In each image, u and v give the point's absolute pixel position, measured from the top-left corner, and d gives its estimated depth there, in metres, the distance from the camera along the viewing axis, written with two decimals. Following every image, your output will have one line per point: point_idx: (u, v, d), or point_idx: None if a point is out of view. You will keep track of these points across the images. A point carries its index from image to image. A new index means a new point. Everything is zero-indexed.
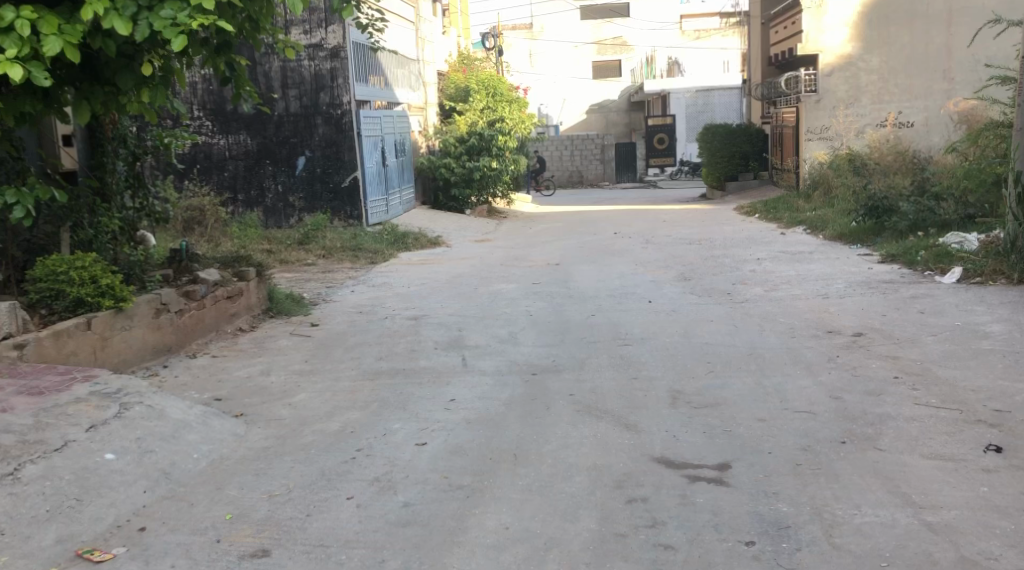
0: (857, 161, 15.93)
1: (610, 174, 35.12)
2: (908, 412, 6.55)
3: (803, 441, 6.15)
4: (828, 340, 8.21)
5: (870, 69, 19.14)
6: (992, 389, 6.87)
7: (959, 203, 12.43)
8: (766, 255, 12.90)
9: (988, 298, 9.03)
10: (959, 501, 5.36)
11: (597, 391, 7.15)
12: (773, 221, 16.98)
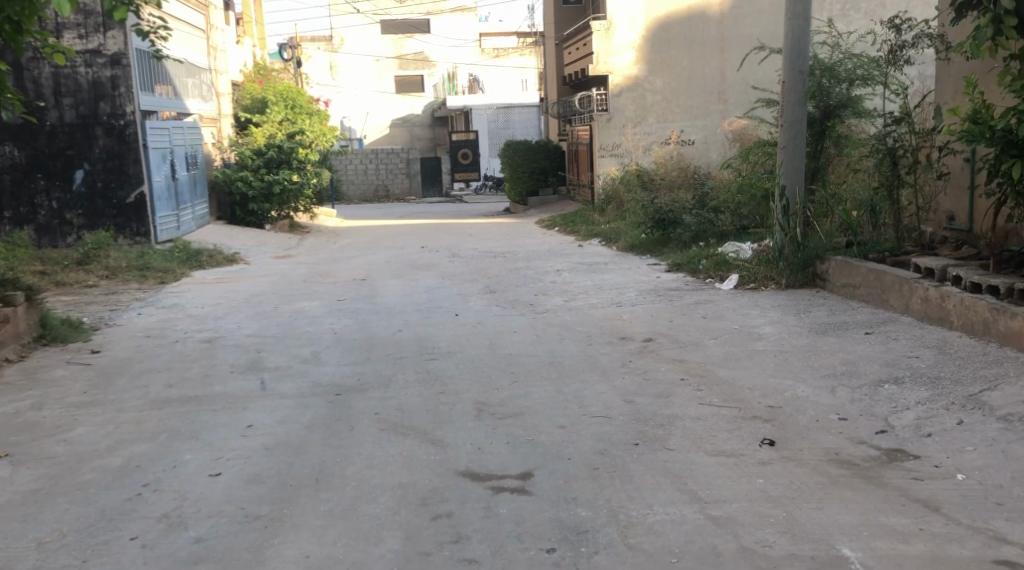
0: (645, 177, 16.88)
1: (418, 190, 35.72)
2: (694, 412, 7.17)
3: (600, 445, 6.63)
4: (622, 347, 8.81)
5: (654, 90, 20.31)
6: (767, 387, 7.58)
7: (736, 216, 13.45)
8: (564, 266, 13.56)
9: (761, 302, 9.88)
10: (739, 495, 5.94)
11: (402, 408, 7.41)
12: (571, 234, 17.77)
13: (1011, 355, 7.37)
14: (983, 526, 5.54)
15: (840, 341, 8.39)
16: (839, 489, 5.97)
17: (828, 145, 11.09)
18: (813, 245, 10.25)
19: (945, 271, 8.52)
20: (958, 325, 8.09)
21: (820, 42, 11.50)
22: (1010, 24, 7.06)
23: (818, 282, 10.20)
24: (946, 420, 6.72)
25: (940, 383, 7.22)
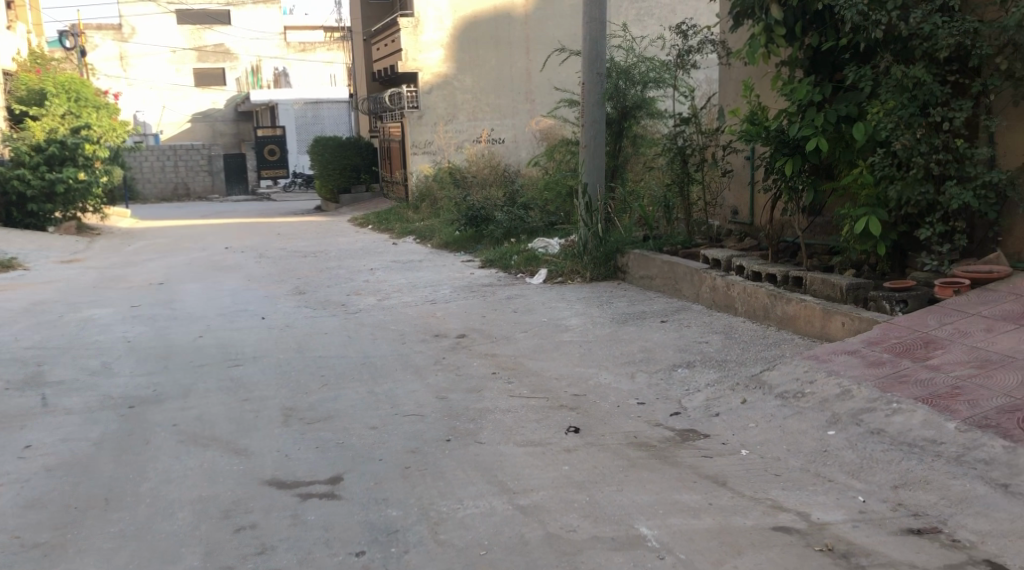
0: (456, 174, 17.12)
1: (220, 187, 35.02)
2: (505, 404, 7.22)
3: (411, 443, 6.54)
4: (434, 344, 8.94)
5: (464, 88, 20.60)
6: (571, 376, 7.82)
7: (543, 211, 13.93)
8: (378, 265, 13.70)
9: (568, 295, 10.29)
10: (546, 482, 5.93)
11: (202, 418, 7.18)
12: (384, 231, 17.90)
13: (788, 337, 7.92)
14: (764, 496, 5.67)
15: (639, 329, 8.82)
16: (637, 470, 6.03)
17: (625, 145, 11.67)
18: (614, 239, 10.79)
19: (730, 261, 9.11)
20: (743, 311, 8.67)
21: (616, 45, 12.08)
22: (778, 33, 7.85)
23: (619, 275, 10.78)
24: (731, 400, 6.99)
25: (727, 365, 7.61)
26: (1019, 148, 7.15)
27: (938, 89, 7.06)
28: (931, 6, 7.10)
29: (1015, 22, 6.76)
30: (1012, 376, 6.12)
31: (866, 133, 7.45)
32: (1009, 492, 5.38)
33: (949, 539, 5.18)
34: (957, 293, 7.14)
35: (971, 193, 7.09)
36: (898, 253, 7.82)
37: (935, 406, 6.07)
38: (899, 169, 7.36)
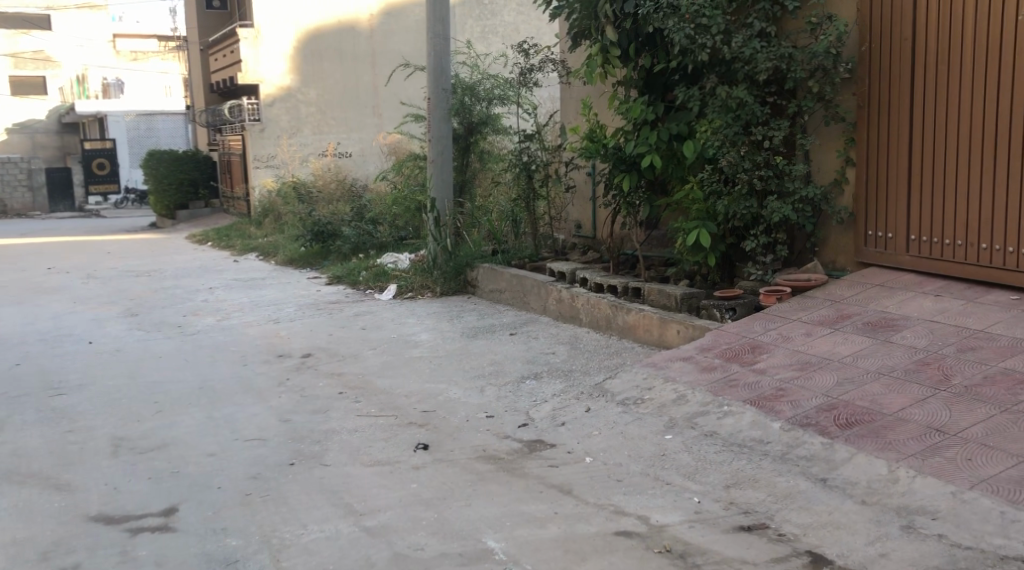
0: (301, 188, 16.91)
1: (42, 204, 33.94)
2: (351, 424, 7.00)
3: (252, 470, 6.28)
4: (277, 365, 8.70)
5: (308, 102, 20.42)
6: (421, 393, 7.61)
7: (393, 226, 14.00)
8: (218, 283, 13.47)
9: (418, 311, 10.27)
10: (393, 502, 5.73)
11: (19, 454, 6.75)
12: (225, 249, 17.53)
13: (628, 346, 8.15)
14: (606, 502, 5.61)
15: (488, 343, 8.80)
16: (486, 484, 5.91)
17: (472, 160, 11.86)
18: (463, 254, 10.85)
19: (575, 274, 9.37)
20: (587, 322, 8.84)
21: (461, 62, 12.34)
22: (613, 54, 8.20)
23: (469, 289, 10.86)
24: (576, 408, 7.01)
25: (572, 375, 7.69)
26: (830, 165, 7.80)
27: (759, 109, 7.50)
28: (750, 32, 7.56)
29: (823, 49, 7.30)
30: (829, 376, 6.48)
31: (696, 150, 7.91)
32: (828, 486, 5.51)
33: (775, 533, 5.19)
34: (780, 301, 7.59)
35: (789, 207, 7.57)
36: (726, 264, 8.26)
37: (761, 408, 6.30)
38: (726, 185, 7.81)
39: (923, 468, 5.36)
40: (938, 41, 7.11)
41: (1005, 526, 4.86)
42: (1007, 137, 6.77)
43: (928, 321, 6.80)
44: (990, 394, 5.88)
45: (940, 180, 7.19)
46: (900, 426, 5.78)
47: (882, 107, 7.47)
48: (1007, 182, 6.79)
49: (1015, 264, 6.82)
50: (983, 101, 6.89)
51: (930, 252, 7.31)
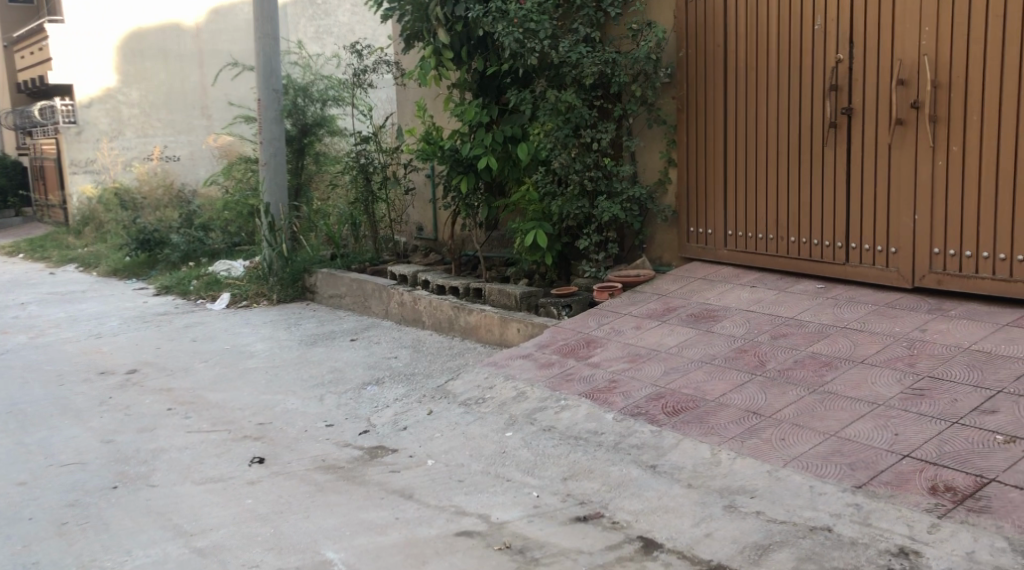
0: (124, 197, 16.30)
1: None
2: (181, 442, 6.69)
3: (71, 496, 5.90)
4: (100, 383, 8.19)
5: (131, 103, 19.25)
6: (257, 405, 7.37)
7: (225, 233, 13.78)
8: (30, 298, 12.67)
9: (252, 320, 9.96)
10: (226, 520, 5.50)
11: None
12: (40, 261, 16.64)
13: (470, 346, 8.25)
14: (447, 504, 5.62)
15: (327, 350, 8.62)
16: (324, 494, 5.78)
17: (308, 162, 11.78)
18: (300, 259, 10.72)
19: (416, 277, 9.36)
20: (429, 324, 8.89)
21: (293, 62, 12.26)
22: (446, 56, 8.38)
23: (307, 295, 10.67)
24: (418, 412, 6.98)
25: (414, 379, 7.64)
26: (654, 166, 8.29)
27: (587, 112, 7.76)
28: (576, 37, 7.80)
29: (644, 54, 7.64)
30: (658, 366, 6.77)
31: (530, 152, 8.13)
32: (656, 472, 5.76)
33: (609, 521, 5.38)
34: (612, 296, 7.86)
35: (618, 206, 7.87)
36: (564, 262, 8.49)
37: (596, 400, 6.52)
38: (559, 186, 8.03)
39: (741, 450, 5.70)
40: (745, 47, 7.66)
41: (814, 499, 5.21)
42: (808, 137, 7.36)
43: (745, 311, 7.22)
44: (800, 376, 6.29)
45: (752, 178, 7.74)
46: (721, 411, 6.12)
47: (699, 110, 8.00)
48: (810, 180, 7.37)
49: (819, 255, 7.40)
50: (786, 103, 7.46)
51: (745, 246, 7.84)
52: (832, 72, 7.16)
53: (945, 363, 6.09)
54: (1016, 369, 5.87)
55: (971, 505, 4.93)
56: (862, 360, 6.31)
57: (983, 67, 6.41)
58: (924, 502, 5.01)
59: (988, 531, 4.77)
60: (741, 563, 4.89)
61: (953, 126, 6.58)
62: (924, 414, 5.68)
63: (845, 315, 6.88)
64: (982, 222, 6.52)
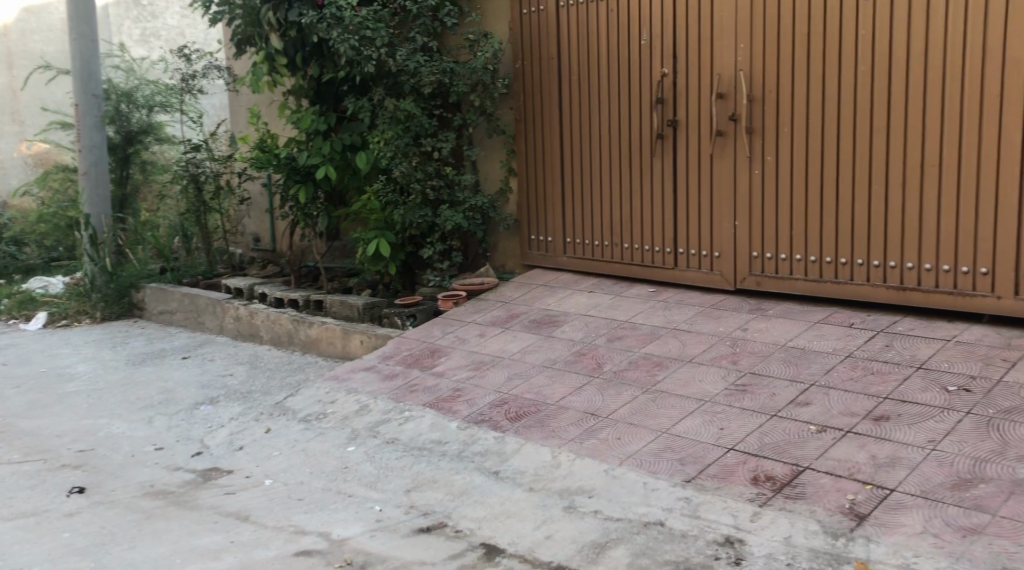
0: None
1: None
2: None
3: None
4: None
5: None
6: (77, 431, 7.04)
7: (41, 247, 12.85)
8: None
9: (73, 340, 9.43)
10: (41, 556, 5.23)
11: None
12: None
13: (311, 360, 8.08)
14: (286, 524, 5.51)
15: (155, 370, 8.29)
16: (152, 522, 5.58)
17: (133, 172, 11.34)
18: (125, 274, 10.07)
19: (253, 289, 9.06)
20: (267, 339, 8.64)
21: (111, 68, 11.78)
22: (280, 62, 8.25)
23: (135, 312, 10.17)
24: (255, 431, 6.82)
25: (251, 397, 7.45)
26: (495, 175, 8.37)
27: (426, 122, 7.80)
28: (412, 46, 7.76)
29: (482, 64, 7.71)
30: (501, 373, 6.82)
31: (369, 161, 8.07)
32: (499, 478, 5.79)
33: (452, 530, 5.38)
34: (457, 305, 7.86)
35: (461, 215, 7.87)
36: (408, 272, 8.45)
37: (439, 409, 6.52)
38: (400, 195, 7.99)
39: (580, 451, 5.81)
40: (575, 59, 7.80)
41: (648, 495, 5.35)
42: (636, 148, 7.56)
43: (583, 315, 7.35)
44: (634, 377, 6.47)
45: (586, 187, 7.89)
46: (561, 414, 6.22)
47: (535, 120, 8.10)
48: (641, 188, 7.58)
49: (650, 260, 7.64)
50: (615, 114, 7.63)
51: (582, 253, 7.98)
52: (658, 86, 7.37)
53: (765, 360, 6.42)
54: (827, 364, 6.27)
55: (789, 492, 5.18)
56: (692, 359, 6.55)
57: (793, 84, 6.76)
58: (747, 492, 5.24)
59: (803, 516, 5.01)
60: (580, 563, 4.96)
61: (768, 138, 6.92)
62: (746, 408, 5.96)
63: (675, 316, 7.12)
64: (794, 229, 6.91)
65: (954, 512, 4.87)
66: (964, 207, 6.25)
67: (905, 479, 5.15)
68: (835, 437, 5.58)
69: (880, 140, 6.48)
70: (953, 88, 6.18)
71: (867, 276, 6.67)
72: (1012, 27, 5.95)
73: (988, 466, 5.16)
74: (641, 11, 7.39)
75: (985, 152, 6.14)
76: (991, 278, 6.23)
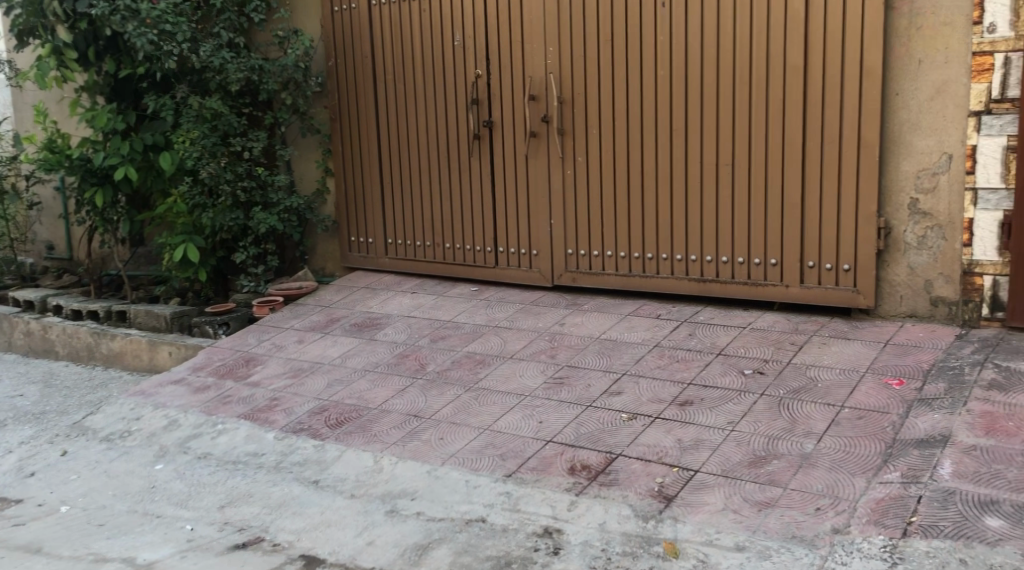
0: None
1: None
2: None
3: None
4: None
5: None
6: None
7: None
8: None
9: None
10: None
11: None
12: None
13: (115, 375, 7.66)
14: (85, 552, 5.20)
15: None
16: None
17: None
18: None
19: (46, 302, 8.45)
20: (64, 354, 8.13)
21: None
22: (70, 56, 7.76)
23: None
24: (49, 454, 6.42)
25: (44, 417, 6.99)
26: (311, 175, 8.23)
27: (235, 120, 7.58)
28: (217, 41, 7.49)
29: (293, 61, 7.61)
30: (321, 379, 6.66)
31: (174, 162, 7.64)
32: (319, 486, 5.65)
33: (269, 544, 5.21)
34: (273, 311, 7.66)
35: (275, 218, 7.69)
36: (219, 278, 8.20)
37: (255, 420, 6.31)
38: (209, 197, 7.65)
39: (402, 454, 5.75)
40: (389, 61, 7.72)
41: (470, 493, 5.35)
42: (452, 150, 7.56)
43: (406, 317, 7.29)
44: (457, 376, 6.46)
45: (405, 186, 7.84)
46: (383, 418, 6.14)
47: (351, 119, 7.98)
48: (458, 188, 7.59)
49: (469, 260, 7.66)
50: (432, 115, 7.60)
51: (402, 253, 7.94)
52: (472, 87, 7.38)
53: (580, 352, 6.54)
54: (636, 354, 6.45)
55: (603, 480, 5.30)
56: (511, 356, 6.60)
57: (603, 86, 6.90)
58: (565, 482, 5.32)
59: (617, 502, 5.13)
60: (402, 566, 4.90)
61: (578, 140, 7.06)
62: (563, 401, 6.06)
63: (495, 314, 7.17)
64: (606, 227, 7.07)
65: (751, 488, 5.10)
66: (756, 204, 6.57)
67: (707, 460, 5.36)
68: (646, 424, 5.75)
69: (680, 141, 6.72)
70: (743, 92, 6.48)
71: (671, 270, 6.91)
72: (791, 34, 6.28)
73: (780, 443, 5.43)
74: (452, 12, 7.37)
75: (772, 152, 6.46)
76: (780, 268, 6.59)
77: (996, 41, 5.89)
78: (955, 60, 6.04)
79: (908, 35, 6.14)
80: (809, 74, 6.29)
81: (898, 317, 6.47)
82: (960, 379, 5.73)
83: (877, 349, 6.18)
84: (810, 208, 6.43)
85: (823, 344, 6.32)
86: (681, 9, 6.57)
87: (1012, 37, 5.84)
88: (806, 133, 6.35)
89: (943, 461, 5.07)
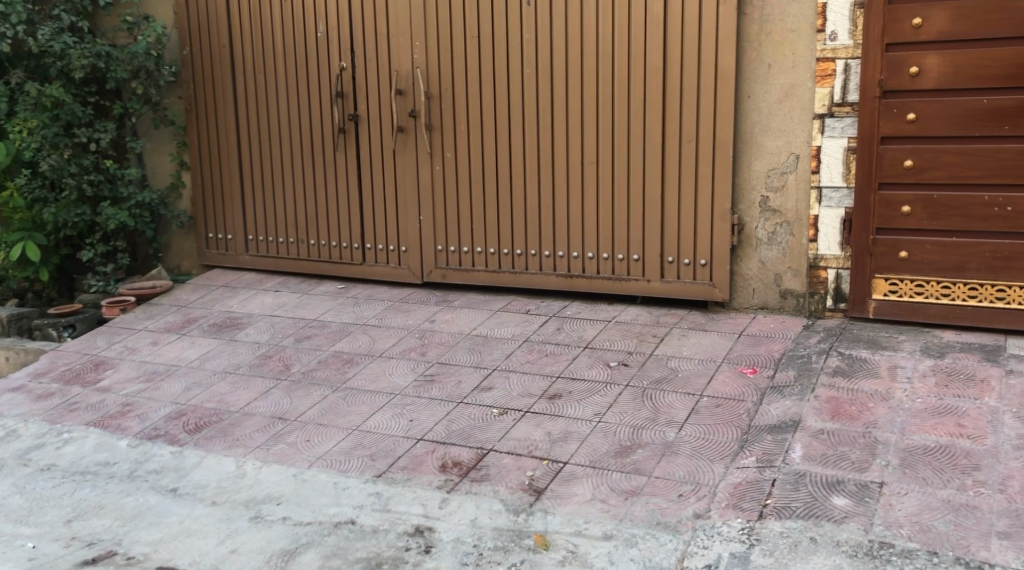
0: None
1: None
2: None
3: None
4: None
5: None
6: None
7: None
8: None
9: None
10: None
11: None
12: None
13: None
14: None
15: None
16: None
17: None
18: None
19: None
20: None
21: None
22: None
23: None
24: None
25: None
26: (164, 169, 7.96)
27: (79, 110, 7.22)
28: (57, 25, 7.08)
29: (144, 49, 7.28)
30: (177, 383, 6.36)
31: (9, 153, 7.13)
32: (177, 495, 5.36)
33: (123, 558, 4.89)
34: (124, 311, 7.35)
35: (125, 213, 7.42)
36: (64, 276, 7.82)
37: (106, 428, 5.95)
38: (50, 192, 7.34)
39: (266, 458, 5.56)
40: (249, 53, 7.50)
41: (338, 495, 5.22)
42: (316, 145, 7.42)
43: (269, 316, 7.09)
44: (323, 376, 6.31)
45: (269, 181, 7.66)
46: (245, 422, 5.92)
47: (207, 112, 7.73)
48: (324, 183, 7.47)
49: (335, 256, 7.56)
50: (295, 109, 7.44)
51: (266, 251, 7.79)
52: (337, 80, 7.24)
53: (450, 350, 6.52)
54: (507, 350, 6.48)
55: (474, 476, 5.29)
56: (380, 355, 6.50)
57: (471, 83, 6.91)
58: (436, 480, 5.28)
59: (488, 497, 5.13)
60: None
61: (447, 136, 7.05)
62: (433, 398, 6.02)
63: (364, 313, 7.07)
64: (475, 224, 7.11)
65: (617, 478, 5.20)
66: (619, 202, 6.72)
67: (576, 451, 5.45)
68: (516, 418, 5.79)
69: (546, 140, 6.81)
70: (607, 90, 6.60)
71: (539, 266, 7.00)
72: (651, 35, 6.43)
73: (644, 432, 5.57)
74: (314, 3, 7.21)
75: (634, 151, 6.62)
76: (642, 263, 6.77)
77: (837, 48, 6.18)
78: (802, 66, 6.34)
79: (759, 39, 6.42)
80: (667, 74, 6.45)
81: (751, 310, 6.76)
82: (809, 366, 6.00)
83: (732, 340, 6.44)
84: (670, 205, 6.63)
85: (683, 335, 6.54)
86: (547, 8, 6.64)
87: (852, 45, 6.14)
88: (664, 131, 6.53)
89: (794, 445, 5.27)
